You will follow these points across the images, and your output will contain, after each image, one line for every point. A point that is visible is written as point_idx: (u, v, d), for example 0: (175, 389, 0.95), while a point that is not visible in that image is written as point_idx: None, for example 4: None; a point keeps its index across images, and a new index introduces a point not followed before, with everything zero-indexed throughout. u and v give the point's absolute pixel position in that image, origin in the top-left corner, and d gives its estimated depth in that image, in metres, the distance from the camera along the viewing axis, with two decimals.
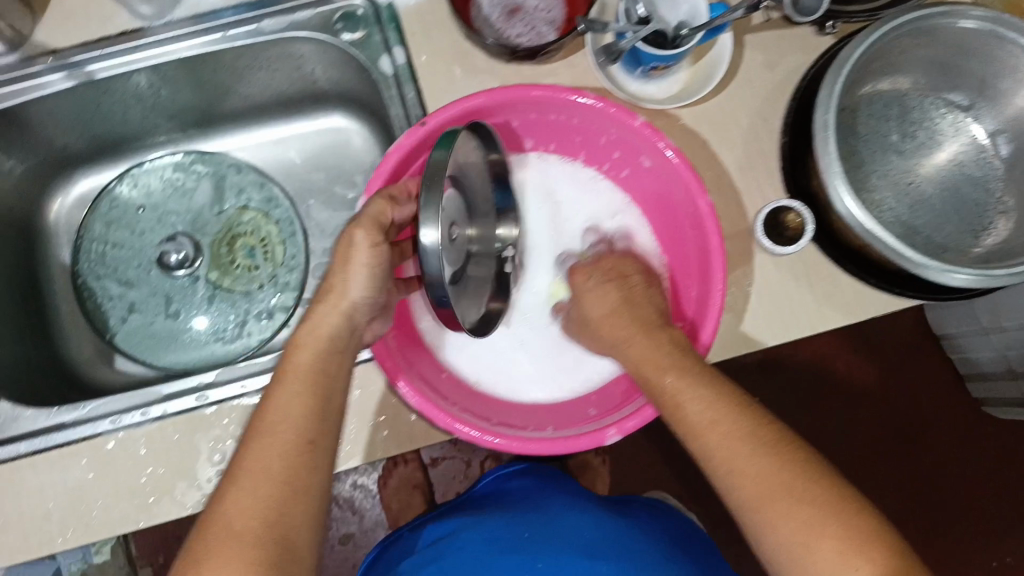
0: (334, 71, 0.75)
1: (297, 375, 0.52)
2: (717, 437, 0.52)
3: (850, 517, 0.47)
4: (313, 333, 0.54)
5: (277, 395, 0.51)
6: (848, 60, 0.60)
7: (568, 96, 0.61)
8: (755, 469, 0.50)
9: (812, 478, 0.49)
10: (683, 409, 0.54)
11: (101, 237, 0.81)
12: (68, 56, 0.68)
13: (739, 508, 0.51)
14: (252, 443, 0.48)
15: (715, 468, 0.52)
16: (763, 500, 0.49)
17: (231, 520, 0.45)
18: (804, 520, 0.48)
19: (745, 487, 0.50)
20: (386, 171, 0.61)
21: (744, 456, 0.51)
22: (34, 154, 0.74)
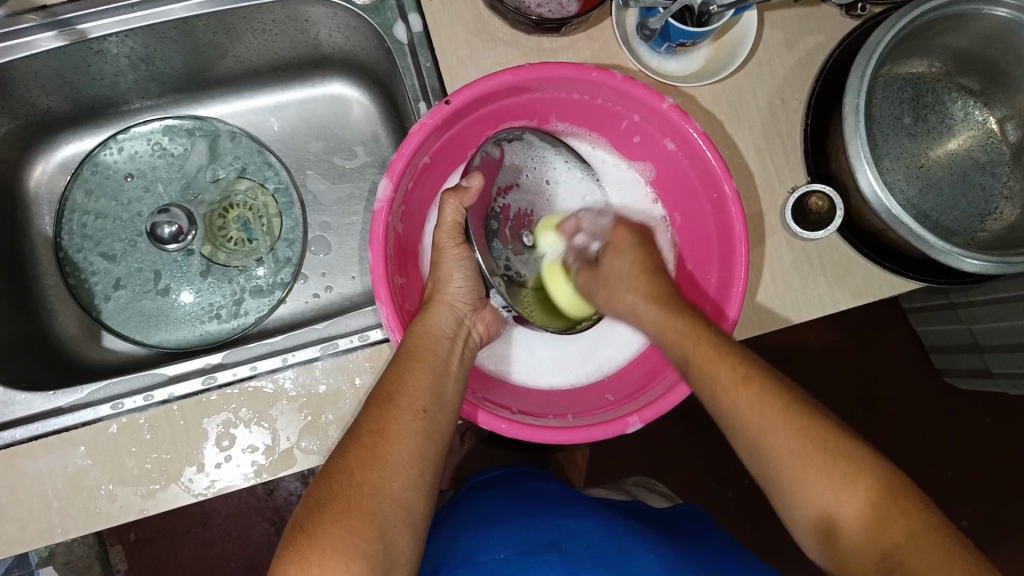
0: (346, 35, 0.72)
1: (420, 357, 0.55)
2: (733, 392, 0.51)
3: (839, 445, 0.48)
4: (434, 321, 0.58)
5: (402, 370, 0.54)
6: (879, 43, 0.60)
7: (594, 75, 0.58)
8: (745, 395, 0.51)
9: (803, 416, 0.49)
10: (677, 331, 0.55)
11: (83, 206, 0.77)
12: (59, 12, 0.63)
13: (732, 433, 0.52)
14: (374, 409, 0.52)
15: (724, 413, 0.52)
16: (775, 447, 0.49)
17: (352, 472, 0.48)
18: (795, 448, 0.48)
19: (739, 414, 0.51)
20: (407, 152, 0.57)
21: (751, 400, 0.50)
22: (14, 116, 0.69)
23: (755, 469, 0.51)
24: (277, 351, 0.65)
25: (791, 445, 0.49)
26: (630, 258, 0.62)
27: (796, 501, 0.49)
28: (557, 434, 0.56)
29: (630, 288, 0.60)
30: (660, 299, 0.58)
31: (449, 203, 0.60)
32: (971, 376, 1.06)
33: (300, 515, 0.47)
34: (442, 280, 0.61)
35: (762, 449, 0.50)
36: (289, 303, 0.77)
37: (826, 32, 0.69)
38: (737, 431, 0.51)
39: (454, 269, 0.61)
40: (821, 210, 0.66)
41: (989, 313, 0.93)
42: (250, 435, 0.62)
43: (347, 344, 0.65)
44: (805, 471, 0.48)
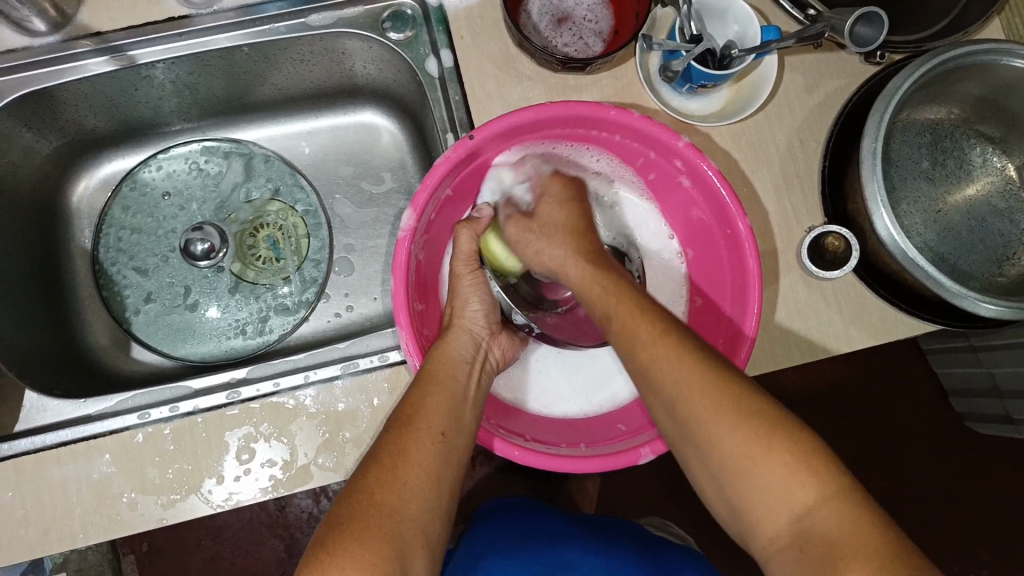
0: (380, 67, 0.75)
1: (439, 380, 0.57)
2: (676, 373, 0.48)
3: (784, 436, 0.45)
4: (452, 346, 0.59)
5: (422, 395, 0.56)
6: (896, 90, 0.62)
7: (611, 113, 0.60)
8: (700, 382, 0.47)
9: (758, 408, 0.46)
10: (631, 325, 0.52)
11: (121, 221, 0.80)
12: (111, 39, 0.67)
13: (682, 433, 0.49)
14: (395, 432, 0.53)
15: (668, 395, 0.48)
16: (715, 428, 0.46)
17: (372, 493, 0.50)
18: (743, 439, 0.45)
19: (688, 404, 0.47)
20: (429, 186, 0.59)
21: (695, 384, 0.47)
22: (61, 134, 0.73)
23: (695, 466, 0.49)
24: (298, 368, 0.67)
25: (736, 441, 0.46)
26: (572, 207, 0.62)
27: (737, 486, 0.46)
28: (569, 462, 0.57)
29: (557, 240, 0.60)
30: (596, 255, 0.58)
31: (462, 232, 0.63)
32: (991, 422, 1.05)
33: (322, 533, 0.48)
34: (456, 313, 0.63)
35: (710, 452, 0.47)
36: (312, 322, 0.79)
37: (846, 76, 0.71)
38: (694, 436, 0.47)
39: (472, 294, 0.63)
40: (838, 250, 0.68)
41: (1009, 360, 0.93)
42: (269, 450, 0.64)
43: (367, 363, 0.66)
44: (764, 476, 0.45)
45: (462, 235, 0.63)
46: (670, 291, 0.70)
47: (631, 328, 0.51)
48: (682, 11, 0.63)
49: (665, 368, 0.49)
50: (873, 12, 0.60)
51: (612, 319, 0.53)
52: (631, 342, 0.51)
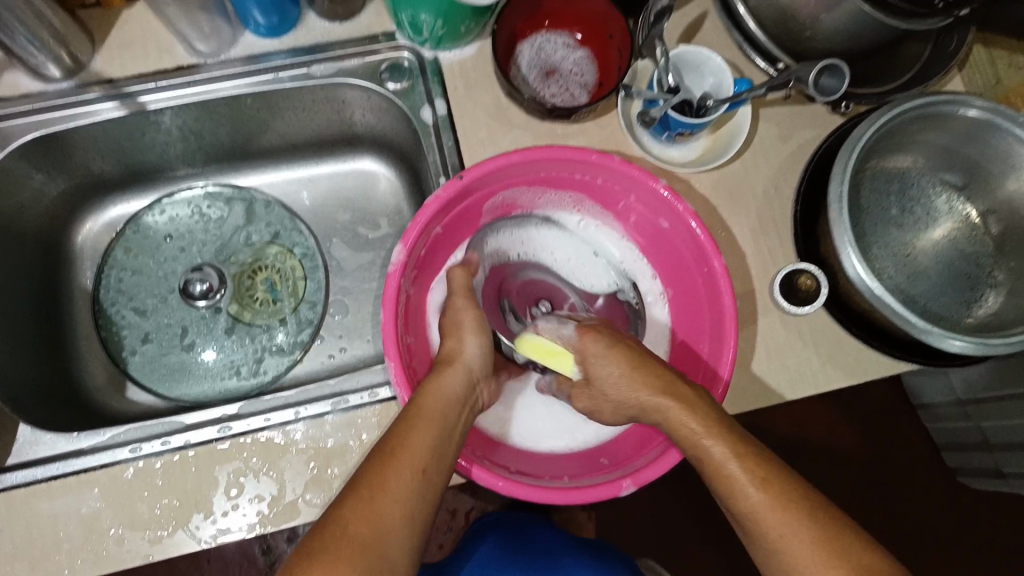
0: (378, 115, 0.79)
1: (426, 417, 0.57)
2: (748, 488, 0.51)
3: (851, 550, 0.49)
4: (442, 381, 0.60)
5: (408, 428, 0.56)
6: (859, 138, 0.66)
7: (593, 157, 0.64)
8: (767, 498, 0.51)
9: (827, 522, 0.50)
10: (686, 427, 0.55)
11: (122, 263, 0.83)
12: (123, 86, 0.71)
13: (750, 538, 0.52)
14: (377, 464, 0.54)
15: (737, 504, 0.52)
16: (794, 560, 0.49)
17: (347, 526, 0.50)
18: (815, 552, 0.49)
19: (760, 518, 0.51)
20: (420, 223, 0.62)
21: (772, 512, 0.50)
22: (68, 177, 0.76)
23: (767, 569, 0.52)
24: (290, 403, 0.67)
25: (807, 552, 0.49)
26: (623, 346, 0.61)
27: None
28: (553, 494, 0.58)
29: (635, 387, 0.59)
30: (662, 378, 0.58)
31: (458, 274, 0.68)
32: (983, 475, 1.06)
33: (293, 563, 0.48)
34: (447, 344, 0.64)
35: (782, 560, 0.50)
36: (305, 364, 0.81)
37: (818, 127, 0.75)
38: (764, 547, 0.51)
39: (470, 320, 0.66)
40: (809, 289, 0.70)
41: (997, 412, 0.95)
42: (258, 486, 0.64)
43: (358, 400, 0.68)
44: None
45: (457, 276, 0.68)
46: (653, 329, 0.72)
47: (707, 447, 0.54)
48: (660, 64, 0.68)
49: (740, 492, 0.52)
50: (836, 64, 0.64)
51: (672, 420, 0.56)
52: (707, 463, 0.53)
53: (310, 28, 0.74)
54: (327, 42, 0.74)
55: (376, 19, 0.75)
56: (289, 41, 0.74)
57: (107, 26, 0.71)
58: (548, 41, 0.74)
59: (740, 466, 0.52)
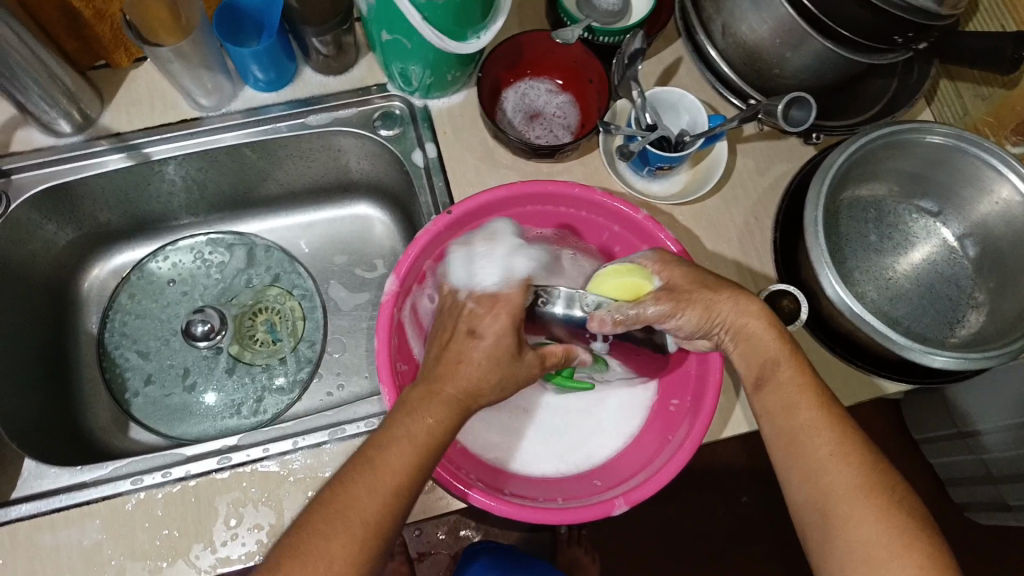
0: (372, 162, 0.82)
1: (431, 401, 0.51)
2: (807, 411, 0.55)
3: (880, 480, 0.52)
4: (462, 363, 0.52)
5: (409, 417, 0.51)
6: (830, 165, 0.69)
7: (576, 190, 0.68)
8: (809, 418, 0.55)
9: (865, 452, 0.53)
10: (760, 346, 0.58)
11: (128, 307, 0.85)
12: (129, 138, 0.75)
13: (784, 454, 0.55)
14: (371, 461, 0.49)
15: (782, 418, 0.56)
16: (827, 469, 0.53)
17: (326, 536, 0.47)
18: (846, 470, 0.52)
19: (806, 434, 0.54)
20: (412, 253, 0.64)
21: (826, 435, 0.54)
22: (77, 227, 0.80)
23: (790, 483, 0.55)
24: (288, 434, 0.69)
25: (841, 471, 0.52)
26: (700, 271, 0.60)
27: (826, 515, 0.52)
28: (544, 512, 0.58)
29: (714, 291, 0.59)
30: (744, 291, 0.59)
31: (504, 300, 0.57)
32: (992, 509, 1.05)
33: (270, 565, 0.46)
34: (488, 341, 0.53)
35: (812, 474, 0.53)
36: (304, 401, 0.82)
37: (793, 160, 0.78)
38: (796, 457, 0.54)
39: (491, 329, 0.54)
40: (791, 310, 0.71)
41: (996, 442, 0.95)
42: (257, 514, 0.66)
43: (354, 431, 0.69)
44: (854, 508, 0.51)
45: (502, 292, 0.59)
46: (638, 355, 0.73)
47: (772, 358, 0.58)
48: (637, 104, 0.71)
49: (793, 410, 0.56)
50: (802, 97, 0.68)
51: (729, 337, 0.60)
52: (773, 379, 0.57)
53: (307, 81, 0.78)
54: (323, 93, 0.78)
55: (369, 72, 0.79)
56: (287, 93, 0.78)
57: (116, 84, 0.76)
58: (531, 87, 0.78)
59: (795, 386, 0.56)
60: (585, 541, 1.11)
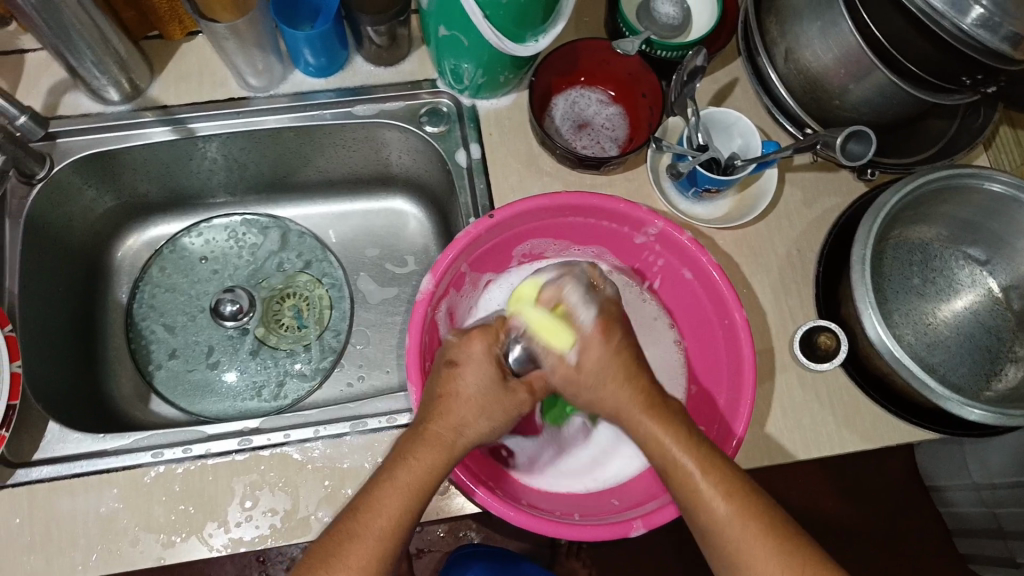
0: (414, 158, 0.82)
1: (428, 444, 0.52)
2: (732, 520, 0.51)
3: (824, 574, 0.49)
4: (453, 399, 0.54)
5: (399, 463, 0.51)
6: (883, 206, 0.67)
7: (621, 207, 0.65)
8: (744, 525, 0.50)
9: (801, 554, 0.50)
10: (667, 457, 0.53)
11: (159, 280, 0.86)
12: (175, 112, 0.75)
13: (715, 552, 0.52)
14: (364, 509, 0.50)
15: (704, 521, 0.52)
16: (761, 574, 0.50)
17: None
18: (786, 570, 0.49)
19: (735, 539, 0.50)
20: (451, 255, 0.63)
21: (745, 532, 0.50)
22: (116, 195, 0.81)
23: None
24: (310, 422, 0.69)
25: (777, 573, 0.49)
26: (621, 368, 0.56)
27: None
28: (558, 527, 0.56)
29: (616, 384, 0.55)
30: (646, 392, 0.55)
31: (478, 341, 0.56)
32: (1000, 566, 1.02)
33: None
34: (469, 373, 0.55)
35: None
36: (324, 390, 0.82)
37: (841, 195, 0.77)
38: (727, 558, 0.51)
39: (475, 364, 0.55)
40: (829, 348, 0.70)
41: (1012, 499, 0.93)
42: (273, 499, 0.65)
43: (375, 425, 0.69)
44: None
45: (462, 334, 0.58)
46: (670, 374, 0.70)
47: (670, 438, 0.53)
48: (691, 122, 0.70)
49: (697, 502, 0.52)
50: (862, 131, 0.66)
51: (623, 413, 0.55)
52: (676, 470, 0.52)
53: (356, 70, 0.78)
54: (372, 84, 0.78)
55: (419, 67, 0.78)
56: (336, 81, 0.77)
57: (169, 57, 0.76)
58: (582, 96, 0.77)
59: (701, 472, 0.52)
60: (584, 555, 1.10)
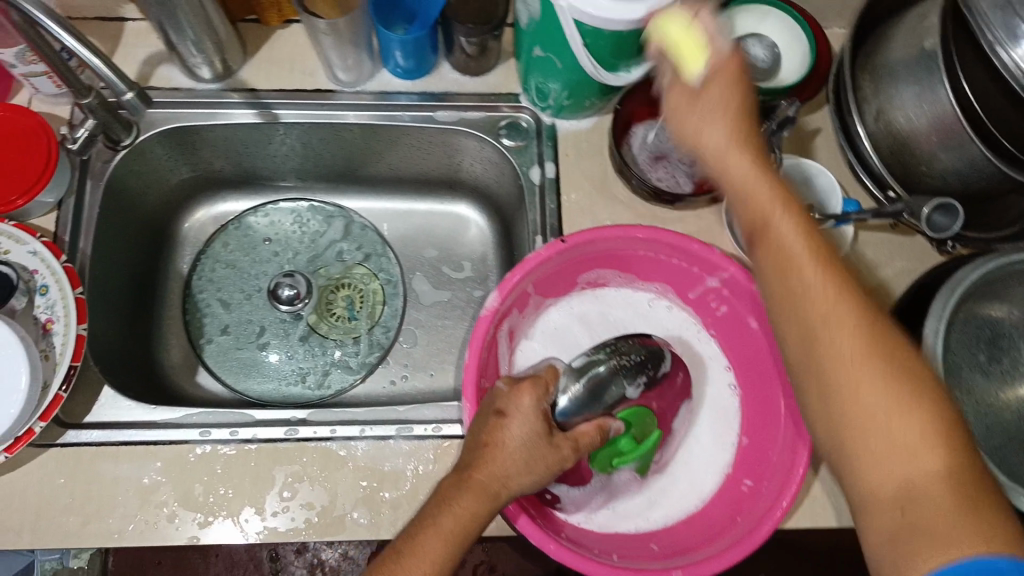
0: (486, 168, 0.82)
1: (470, 493, 0.51)
2: (821, 290, 0.50)
3: (924, 397, 0.46)
4: (499, 450, 0.53)
5: (439, 510, 0.51)
6: (961, 282, 0.66)
7: (695, 247, 0.63)
8: (844, 337, 0.49)
9: (902, 359, 0.48)
10: (773, 233, 0.53)
11: (221, 256, 0.87)
12: (262, 95, 0.76)
13: (811, 373, 0.50)
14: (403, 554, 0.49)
15: (799, 316, 0.51)
16: (857, 387, 0.47)
17: None
18: (881, 398, 0.46)
19: (832, 334, 0.49)
20: (520, 274, 0.63)
21: (859, 347, 0.48)
22: (191, 168, 0.83)
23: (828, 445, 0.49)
24: (356, 420, 0.70)
25: (878, 396, 0.46)
26: (739, 96, 0.54)
27: (856, 470, 0.47)
28: (594, 566, 0.55)
29: (722, 122, 0.54)
30: (751, 134, 0.55)
31: (527, 393, 0.56)
32: None
33: None
34: (515, 424, 0.54)
35: (835, 396, 0.48)
36: (367, 384, 0.83)
37: (909, 259, 0.76)
38: (821, 371, 0.49)
39: (523, 416, 0.55)
40: None
41: None
42: (311, 493, 0.67)
43: (421, 431, 0.69)
44: (895, 450, 0.45)
45: (511, 382, 0.58)
46: (722, 421, 0.68)
47: (807, 301, 0.51)
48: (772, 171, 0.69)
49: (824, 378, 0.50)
50: (950, 204, 0.66)
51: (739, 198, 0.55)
52: (801, 292, 0.51)
53: (442, 76, 0.78)
54: (456, 91, 0.78)
55: (504, 80, 0.79)
56: (422, 84, 0.78)
57: (262, 41, 0.78)
58: (663, 128, 0.75)
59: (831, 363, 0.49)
60: None
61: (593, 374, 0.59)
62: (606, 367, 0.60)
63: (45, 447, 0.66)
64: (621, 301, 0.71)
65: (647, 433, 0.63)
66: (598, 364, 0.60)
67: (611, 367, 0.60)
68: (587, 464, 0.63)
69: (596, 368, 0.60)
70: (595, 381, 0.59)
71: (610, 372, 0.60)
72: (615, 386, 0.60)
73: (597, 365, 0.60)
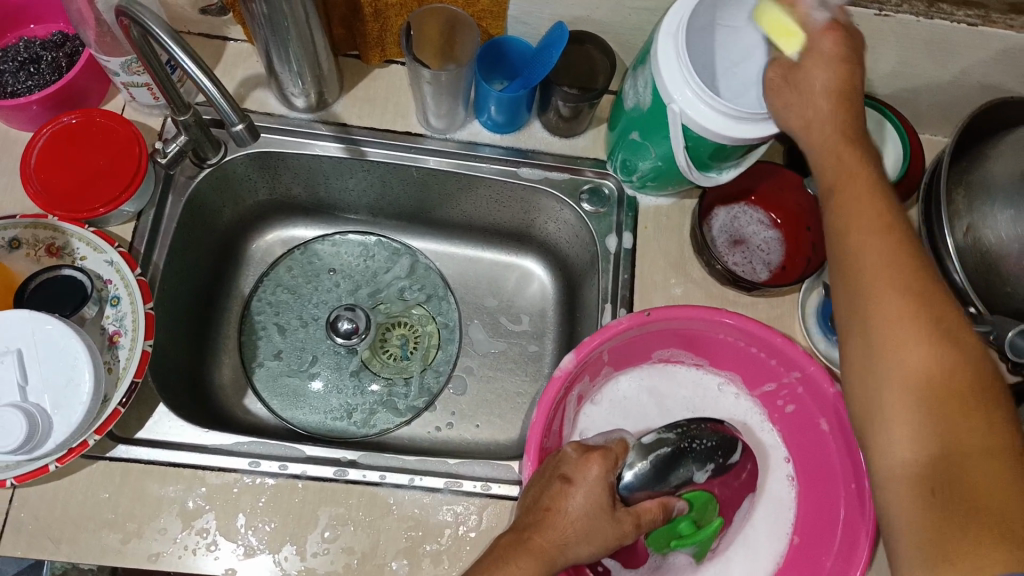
0: (561, 228, 0.82)
1: (528, 556, 0.49)
2: (872, 290, 0.49)
3: (960, 434, 0.44)
4: (562, 517, 0.51)
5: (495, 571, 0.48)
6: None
7: (778, 340, 0.62)
8: (897, 338, 0.47)
9: (935, 369, 0.45)
10: (847, 219, 0.52)
11: (284, 279, 0.87)
12: (353, 132, 0.77)
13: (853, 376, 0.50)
14: None
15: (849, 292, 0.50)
16: (894, 388, 0.46)
17: None
18: (913, 413, 0.45)
19: (873, 330, 0.48)
20: (598, 340, 0.62)
21: (918, 381, 0.45)
22: (269, 191, 0.83)
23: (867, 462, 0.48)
24: (405, 468, 0.69)
25: (910, 398, 0.45)
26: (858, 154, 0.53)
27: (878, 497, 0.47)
28: None
29: (847, 172, 0.53)
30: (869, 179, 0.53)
31: (596, 464, 0.54)
32: None
33: None
34: (580, 494, 0.52)
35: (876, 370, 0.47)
36: (414, 427, 0.82)
37: None
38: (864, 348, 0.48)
39: (591, 487, 0.53)
40: None
41: None
42: (352, 537, 0.65)
43: (470, 487, 0.68)
44: (908, 499, 0.44)
45: (579, 447, 0.55)
46: (776, 521, 0.66)
47: (868, 353, 0.48)
48: None
49: (896, 471, 0.45)
50: None
51: (831, 180, 0.54)
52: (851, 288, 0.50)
53: (532, 133, 0.79)
54: (543, 150, 0.78)
55: (592, 144, 0.79)
56: (511, 139, 0.79)
57: (360, 77, 0.78)
58: (745, 213, 0.75)
59: (896, 451, 0.45)
60: None
61: (660, 452, 0.58)
62: (674, 447, 0.58)
63: (94, 458, 0.66)
64: (687, 379, 0.71)
65: (705, 520, 0.61)
66: (667, 442, 0.58)
67: (678, 447, 0.58)
68: (643, 543, 0.61)
69: (664, 447, 0.58)
70: (663, 460, 0.58)
71: (680, 455, 0.58)
72: (682, 468, 0.58)
73: (664, 443, 0.58)
